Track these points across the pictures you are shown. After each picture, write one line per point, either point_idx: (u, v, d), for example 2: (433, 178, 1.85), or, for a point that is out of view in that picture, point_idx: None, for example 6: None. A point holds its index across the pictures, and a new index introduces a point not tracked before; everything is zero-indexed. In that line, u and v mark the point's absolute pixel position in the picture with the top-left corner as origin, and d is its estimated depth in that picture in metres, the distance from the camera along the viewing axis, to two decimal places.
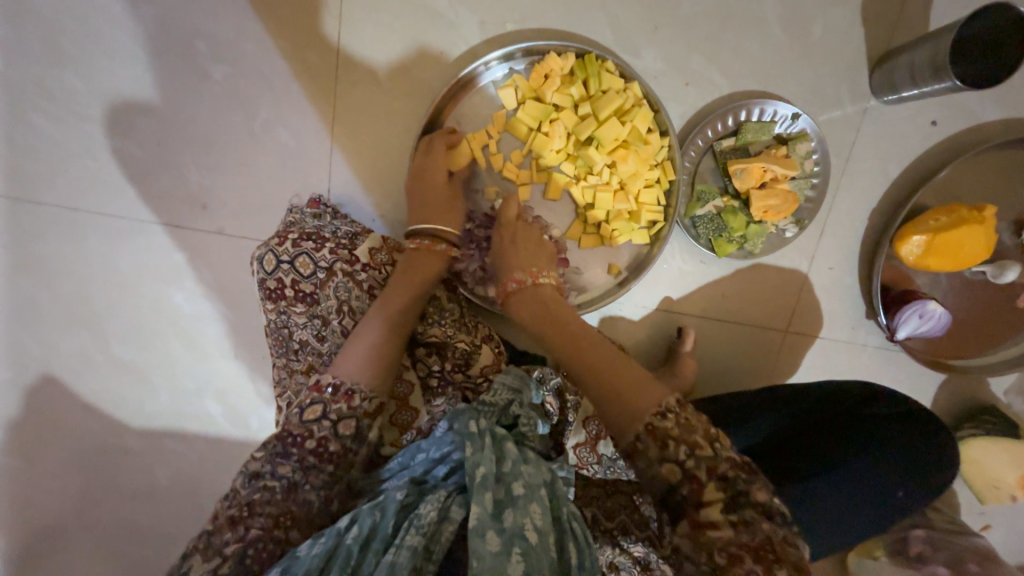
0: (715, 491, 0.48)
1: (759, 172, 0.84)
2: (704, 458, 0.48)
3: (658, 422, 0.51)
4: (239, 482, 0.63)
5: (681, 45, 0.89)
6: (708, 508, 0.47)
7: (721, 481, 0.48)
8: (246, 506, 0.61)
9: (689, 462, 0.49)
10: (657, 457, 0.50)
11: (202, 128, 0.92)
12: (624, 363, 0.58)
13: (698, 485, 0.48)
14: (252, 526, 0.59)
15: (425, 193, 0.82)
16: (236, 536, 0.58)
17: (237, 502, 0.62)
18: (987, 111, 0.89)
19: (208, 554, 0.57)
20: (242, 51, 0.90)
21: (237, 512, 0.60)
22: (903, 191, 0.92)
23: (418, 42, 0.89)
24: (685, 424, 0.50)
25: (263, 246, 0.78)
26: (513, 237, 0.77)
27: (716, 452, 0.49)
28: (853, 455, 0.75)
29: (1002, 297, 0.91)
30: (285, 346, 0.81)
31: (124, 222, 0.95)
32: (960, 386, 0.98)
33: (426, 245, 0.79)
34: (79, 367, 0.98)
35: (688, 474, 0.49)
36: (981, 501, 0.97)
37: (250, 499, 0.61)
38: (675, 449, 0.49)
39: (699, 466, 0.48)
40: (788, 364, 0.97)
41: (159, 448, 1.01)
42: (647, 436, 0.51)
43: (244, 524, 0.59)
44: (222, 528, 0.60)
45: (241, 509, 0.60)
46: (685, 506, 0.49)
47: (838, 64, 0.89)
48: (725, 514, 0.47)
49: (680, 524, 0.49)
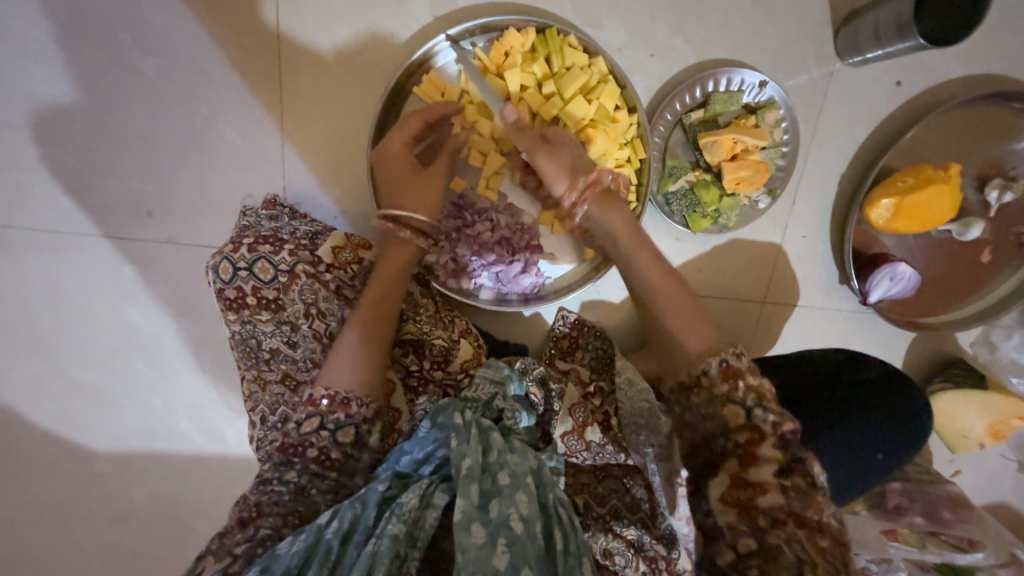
0: (772, 449, 0.55)
1: (730, 143, 0.82)
2: (769, 409, 0.57)
3: (732, 362, 0.61)
4: (248, 489, 0.61)
5: (644, 15, 0.85)
6: (761, 469, 0.54)
7: (779, 438, 0.55)
8: (253, 508, 0.59)
9: (753, 409, 0.57)
10: (723, 396, 0.60)
11: (139, 128, 0.85)
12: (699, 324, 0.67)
13: (757, 437, 0.56)
14: (263, 525, 0.58)
15: (404, 172, 0.77)
16: (247, 535, 0.57)
17: (246, 505, 0.60)
18: (949, 69, 0.89)
19: (219, 553, 0.55)
20: (173, 44, 0.82)
21: (246, 513, 0.59)
22: (871, 154, 0.92)
23: (366, 24, 0.83)
24: (752, 374, 0.60)
25: (217, 254, 0.74)
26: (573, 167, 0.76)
27: (779, 413, 0.57)
28: (834, 417, 0.76)
29: (966, 254, 0.93)
30: (253, 357, 0.77)
31: (64, 237, 0.88)
32: (929, 342, 1.01)
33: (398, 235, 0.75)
34: (34, 394, 0.92)
35: (751, 424, 0.57)
36: (952, 451, 1.01)
37: (257, 501, 0.59)
38: (742, 395, 0.59)
39: (763, 421, 0.56)
40: (768, 334, 0.98)
41: (130, 471, 0.96)
42: (718, 372, 0.61)
43: (254, 524, 0.58)
44: (232, 530, 0.58)
45: (250, 509, 0.59)
46: (740, 459, 0.56)
47: (804, 27, 0.87)
48: (778, 476, 0.54)
49: (726, 480, 0.57)
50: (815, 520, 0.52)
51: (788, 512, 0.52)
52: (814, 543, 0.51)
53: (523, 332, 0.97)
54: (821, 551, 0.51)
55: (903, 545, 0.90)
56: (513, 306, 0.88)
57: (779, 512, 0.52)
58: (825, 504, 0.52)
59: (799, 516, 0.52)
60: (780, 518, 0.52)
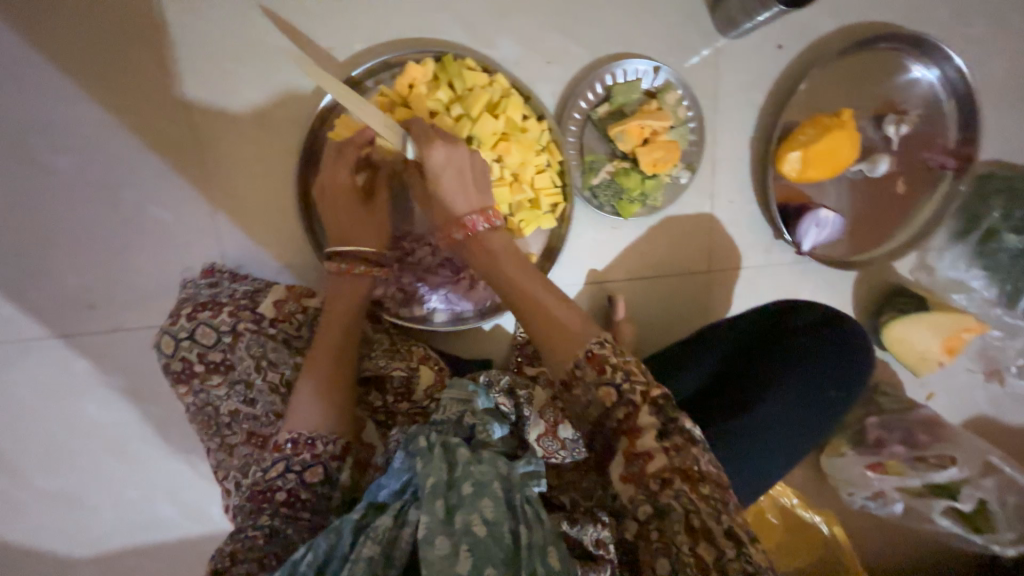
0: (648, 413, 0.52)
1: (638, 129, 0.86)
2: (638, 383, 0.53)
3: (596, 351, 0.55)
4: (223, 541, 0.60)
5: (534, 28, 0.90)
6: (644, 436, 0.51)
7: (652, 404, 0.52)
8: (228, 557, 0.56)
9: (625, 386, 0.53)
10: (595, 382, 0.54)
11: (64, 225, 0.85)
12: (565, 307, 0.60)
13: (633, 409, 0.53)
14: (237, 573, 0.54)
15: (354, 210, 0.77)
16: None
17: (220, 555, 0.57)
18: (823, 25, 0.96)
19: None
20: (85, 137, 0.84)
21: (220, 564, 0.56)
22: (773, 113, 0.97)
23: (272, 84, 0.86)
24: (619, 353, 0.55)
25: (159, 331, 0.75)
26: (460, 170, 0.69)
27: (648, 378, 0.53)
28: (783, 366, 0.79)
29: (883, 187, 0.98)
30: (215, 425, 0.77)
31: (6, 347, 0.86)
32: (873, 276, 1.06)
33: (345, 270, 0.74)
34: (1, 513, 0.90)
35: (624, 399, 0.53)
36: (917, 374, 1.03)
37: (232, 549, 0.57)
38: (611, 374, 0.53)
39: (632, 392, 0.52)
40: (721, 300, 1.02)
41: (119, 569, 0.94)
42: (585, 363, 0.55)
43: (228, 574, 0.55)
44: None
45: (224, 558, 0.56)
46: (622, 432, 0.53)
47: (683, 12, 0.93)
48: (659, 441, 0.51)
49: (620, 461, 0.53)
50: (696, 470, 0.51)
51: (670, 470, 0.51)
52: (699, 493, 0.51)
53: (488, 345, 0.99)
54: (705, 497, 0.51)
55: (887, 476, 0.95)
56: (469, 322, 0.89)
57: (663, 473, 0.51)
58: (704, 455, 0.52)
59: (686, 473, 0.51)
60: (666, 478, 0.51)
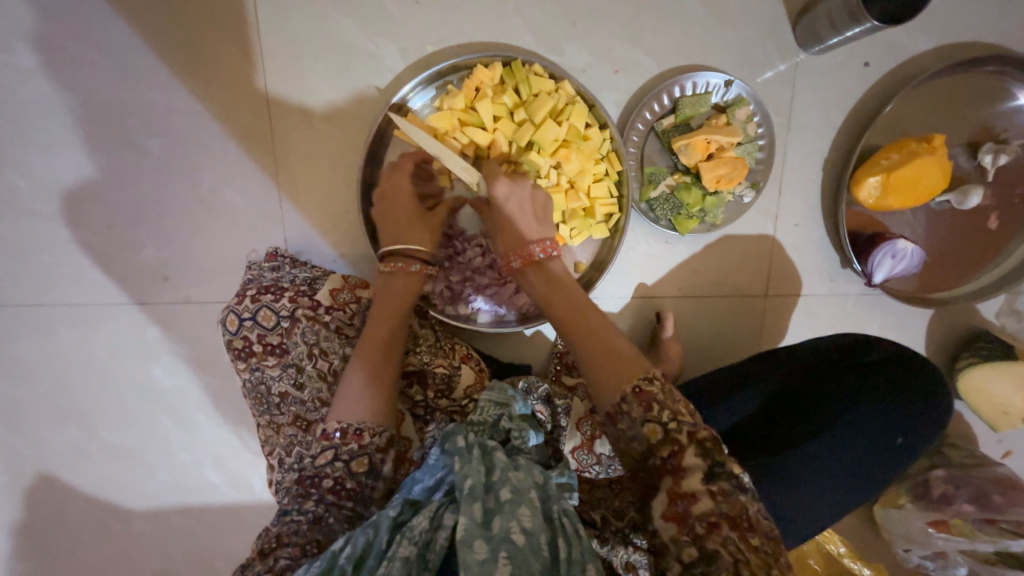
0: (694, 455, 0.51)
1: (703, 144, 0.83)
2: (685, 424, 0.52)
3: (644, 386, 0.54)
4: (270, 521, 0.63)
5: (604, 36, 0.89)
6: (689, 477, 0.50)
7: (698, 445, 0.51)
8: (275, 538, 0.59)
9: (671, 424, 0.52)
10: (641, 418, 0.53)
11: (149, 202, 0.92)
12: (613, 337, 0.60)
13: (679, 447, 0.51)
14: (281, 555, 0.57)
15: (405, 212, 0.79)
16: (267, 566, 0.56)
17: (267, 535, 0.60)
18: (917, 44, 0.89)
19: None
20: (175, 122, 0.90)
21: (267, 544, 0.59)
22: (851, 136, 0.92)
23: (345, 81, 0.89)
24: (666, 391, 0.55)
25: (224, 309, 0.79)
26: (521, 205, 0.73)
27: (695, 420, 0.53)
28: (845, 403, 0.74)
29: (973, 222, 0.90)
30: (266, 403, 0.80)
31: (90, 309, 0.95)
32: (952, 317, 0.97)
33: (402, 267, 0.75)
34: (72, 460, 0.98)
35: (669, 437, 0.52)
36: (995, 430, 0.94)
37: (277, 530, 0.60)
38: (657, 412, 0.53)
39: (679, 431, 0.52)
40: (776, 327, 0.97)
41: (167, 525, 1.01)
42: (632, 398, 0.54)
43: (273, 554, 0.58)
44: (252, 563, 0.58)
45: (270, 540, 0.59)
46: (666, 472, 0.52)
47: (762, 25, 0.89)
48: (705, 483, 0.50)
49: (662, 498, 0.52)
50: (745, 517, 0.49)
51: (717, 515, 0.49)
52: (747, 542, 0.48)
53: (528, 352, 0.98)
54: (755, 549, 0.48)
55: (952, 536, 0.87)
56: (512, 326, 0.90)
57: (710, 517, 0.49)
58: (751, 501, 0.51)
59: (735, 520, 0.49)
60: (713, 522, 0.49)
